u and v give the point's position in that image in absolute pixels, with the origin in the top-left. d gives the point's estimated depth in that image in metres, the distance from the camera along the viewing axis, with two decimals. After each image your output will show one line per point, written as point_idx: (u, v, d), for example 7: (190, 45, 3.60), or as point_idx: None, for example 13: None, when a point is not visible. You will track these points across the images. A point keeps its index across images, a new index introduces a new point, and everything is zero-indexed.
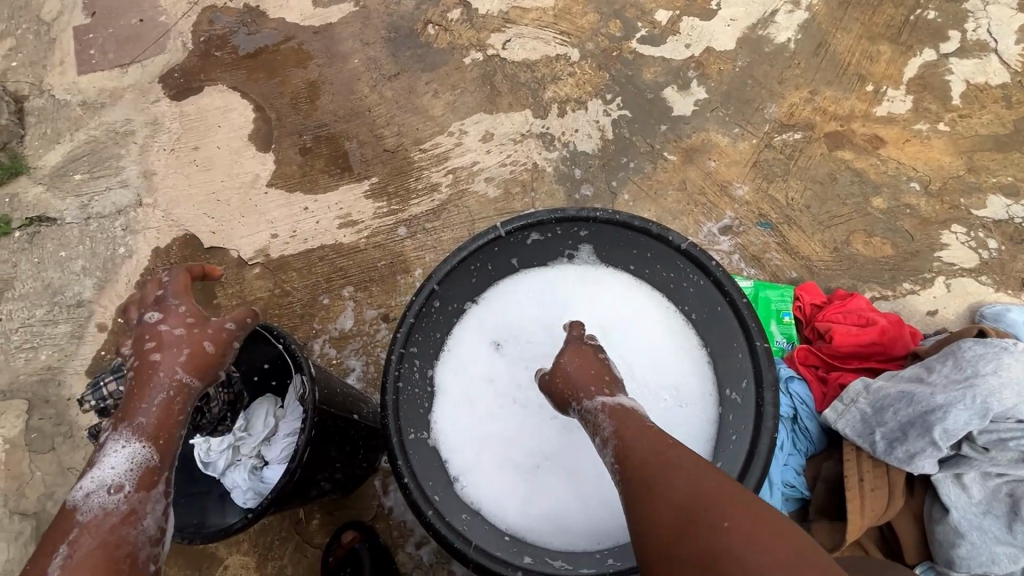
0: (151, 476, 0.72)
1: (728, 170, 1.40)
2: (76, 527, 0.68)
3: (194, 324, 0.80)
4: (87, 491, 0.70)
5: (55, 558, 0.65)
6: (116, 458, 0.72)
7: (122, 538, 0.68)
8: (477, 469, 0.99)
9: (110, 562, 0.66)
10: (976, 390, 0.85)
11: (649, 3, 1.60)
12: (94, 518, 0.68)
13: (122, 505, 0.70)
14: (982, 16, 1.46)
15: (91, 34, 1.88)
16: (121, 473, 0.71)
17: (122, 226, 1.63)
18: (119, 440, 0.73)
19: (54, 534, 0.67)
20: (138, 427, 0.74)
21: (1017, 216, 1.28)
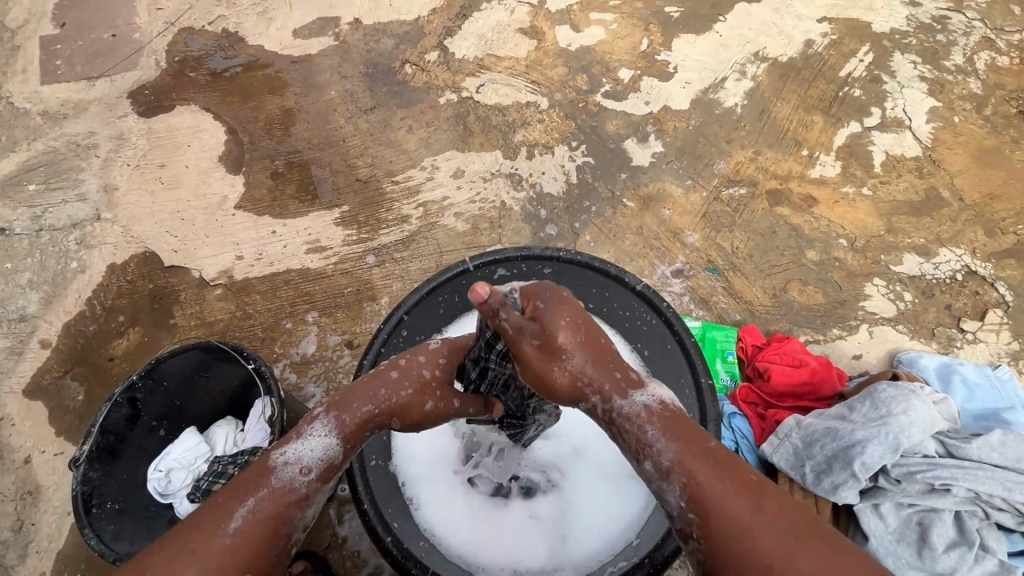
0: (329, 473, 0.71)
1: (680, 218, 1.52)
2: (267, 484, 0.67)
3: (420, 361, 0.80)
4: (288, 457, 0.70)
5: (241, 507, 0.64)
6: (319, 440, 0.72)
7: (287, 519, 0.66)
8: (441, 500, 0.99)
9: (268, 543, 0.64)
10: (888, 427, 0.95)
11: (613, 61, 1.75)
12: (281, 488, 0.67)
13: (304, 489, 0.69)
14: (899, 96, 1.67)
15: (59, 45, 1.87)
16: (314, 455, 0.71)
17: (76, 240, 1.58)
18: (324, 424, 0.73)
19: (248, 480, 0.67)
20: (342, 422, 0.74)
21: (928, 273, 1.44)
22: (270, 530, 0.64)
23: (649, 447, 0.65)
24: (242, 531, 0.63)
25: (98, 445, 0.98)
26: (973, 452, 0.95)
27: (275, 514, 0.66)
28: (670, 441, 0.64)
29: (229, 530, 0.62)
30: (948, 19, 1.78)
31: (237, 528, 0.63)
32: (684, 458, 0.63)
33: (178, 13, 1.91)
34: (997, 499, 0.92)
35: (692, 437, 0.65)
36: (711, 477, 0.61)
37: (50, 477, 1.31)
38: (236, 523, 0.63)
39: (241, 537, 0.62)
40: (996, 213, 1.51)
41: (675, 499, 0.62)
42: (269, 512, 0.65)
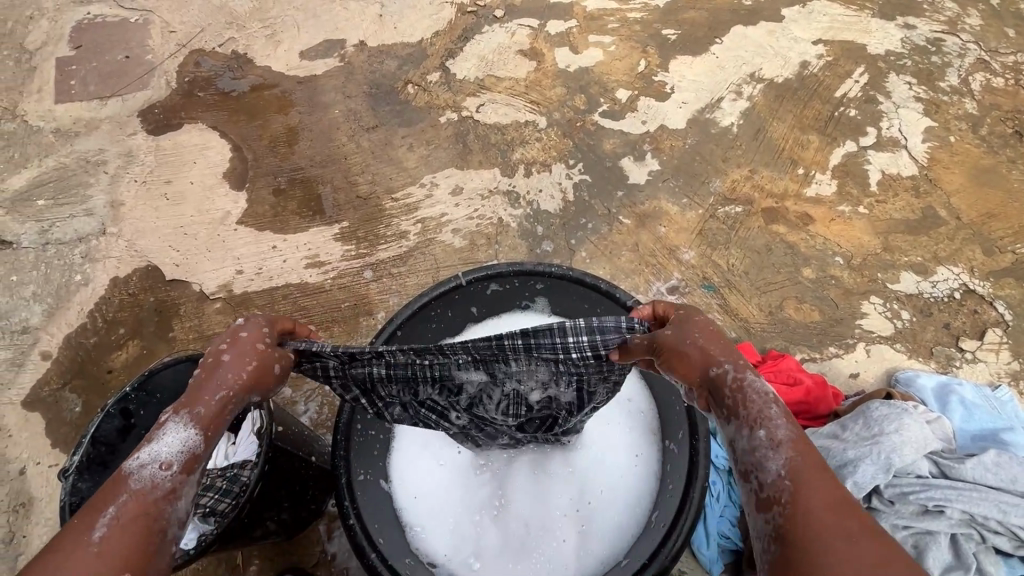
0: (196, 461, 0.65)
1: (676, 236, 1.53)
2: (126, 490, 0.61)
3: (244, 342, 0.74)
4: (143, 460, 0.63)
5: (102, 516, 0.59)
6: (179, 435, 0.65)
7: (159, 517, 0.61)
8: (439, 523, 0.99)
9: (144, 538, 0.59)
10: (879, 446, 0.93)
11: (611, 82, 1.78)
12: (143, 488, 0.62)
13: (169, 481, 0.63)
14: (895, 117, 1.68)
15: (74, 66, 1.93)
16: (173, 450, 0.65)
17: (81, 253, 1.61)
18: (176, 420, 0.67)
19: (106, 492, 0.61)
20: (196, 414, 0.67)
21: (926, 292, 1.43)
22: (145, 531, 0.60)
23: (769, 419, 0.63)
24: (110, 538, 0.58)
25: (88, 456, 0.99)
26: (967, 473, 0.93)
27: (145, 517, 0.60)
28: (792, 439, 0.61)
29: (94, 538, 0.57)
30: (943, 41, 1.81)
31: (104, 535, 0.58)
32: (799, 463, 0.59)
33: (190, 36, 1.97)
34: (993, 522, 0.90)
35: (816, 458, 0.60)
36: (819, 474, 0.58)
37: (45, 489, 1.31)
38: (102, 531, 0.58)
39: (109, 546, 0.57)
40: (993, 232, 1.50)
41: (773, 467, 0.59)
42: (139, 514, 0.60)
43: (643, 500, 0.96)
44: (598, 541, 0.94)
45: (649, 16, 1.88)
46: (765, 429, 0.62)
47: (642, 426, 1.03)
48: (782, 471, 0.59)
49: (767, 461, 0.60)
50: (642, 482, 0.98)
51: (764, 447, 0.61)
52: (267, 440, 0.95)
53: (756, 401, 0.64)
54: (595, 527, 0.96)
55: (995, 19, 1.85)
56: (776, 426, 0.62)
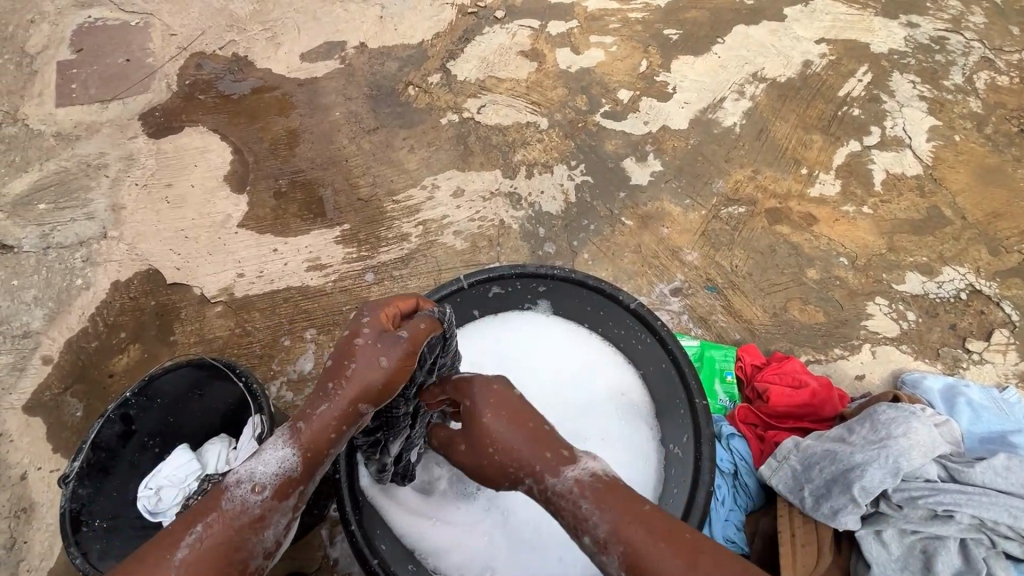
0: (288, 486, 0.65)
1: (679, 237, 1.52)
2: (217, 510, 0.62)
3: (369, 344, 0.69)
4: (242, 475, 0.65)
5: (188, 535, 0.60)
6: (277, 457, 0.65)
7: (241, 544, 0.62)
8: (438, 524, 0.93)
9: (224, 566, 0.60)
10: (887, 450, 0.93)
11: (613, 82, 1.77)
12: (232, 509, 0.63)
13: (257, 508, 0.63)
14: (899, 116, 1.67)
15: (75, 69, 1.93)
16: (269, 474, 0.65)
17: (82, 257, 1.61)
18: (277, 437, 0.67)
19: (204, 505, 0.63)
20: (297, 430, 0.67)
21: (932, 292, 1.42)
22: (223, 558, 0.60)
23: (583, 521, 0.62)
24: (186, 566, 0.58)
25: (89, 462, 0.98)
26: (976, 476, 0.92)
27: (227, 542, 0.61)
28: (603, 511, 0.61)
29: (176, 560, 0.58)
30: (946, 39, 1.79)
31: (185, 558, 0.59)
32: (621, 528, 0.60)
33: (191, 39, 1.97)
34: (1004, 526, 0.88)
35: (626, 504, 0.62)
36: (642, 532, 0.59)
37: (46, 494, 1.31)
38: (184, 551, 0.59)
39: (188, 570, 0.58)
40: (999, 232, 1.49)
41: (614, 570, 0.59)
42: (219, 540, 0.61)
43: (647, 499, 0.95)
44: None
45: (650, 16, 1.87)
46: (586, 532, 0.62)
47: (641, 426, 1.01)
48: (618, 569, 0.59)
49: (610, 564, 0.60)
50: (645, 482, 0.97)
51: (595, 554, 0.61)
52: None
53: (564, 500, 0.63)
54: None
55: (1000, 17, 1.84)
56: (594, 524, 0.61)
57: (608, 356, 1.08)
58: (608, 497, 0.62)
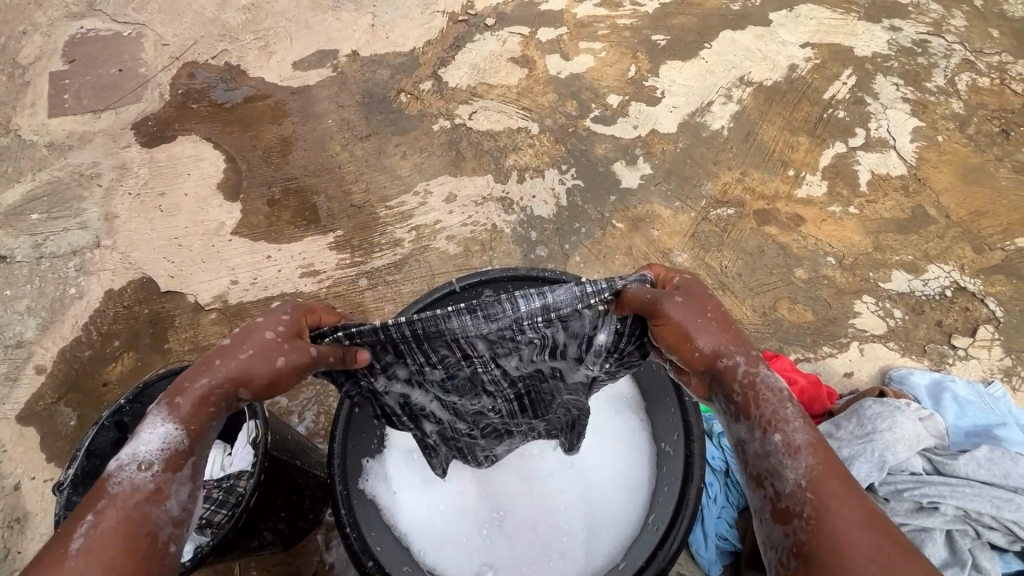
0: (181, 458, 0.63)
1: (669, 239, 1.54)
2: (106, 496, 0.60)
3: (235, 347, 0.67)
4: (127, 459, 0.62)
5: (81, 526, 0.58)
6: (160, 431, 0.63)
7: (144, 519, 0.59)
8: (440, 525, 0.98)
9: (129, 542, 0.58)
10: (873, 444, 0.94)
11: (602, 88, 1.79)
12: (123, 493, 0.60)
13: (151, 483, 0.61)
14: (883, 117, 1.70)
15: (68, 80, 1.94)
16: (156, 451, 0.62)
17: (76, 266, 1.61)
18: (158, 414, 0.64)
19: (92, 498, 0.60)
20: (177, 407, 0.64)
21: (918, 290, 1.44)
22: (126, 536, 0.58)
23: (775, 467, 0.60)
24: (89, 550, 0.56)
25: (83, 470, 0.98)
26: (960, 469, 0.94)
27: (127, 522, 0.59)
28: (808, 469, 0.59)
29: (72, 551, 0.56)
30: (929, 42, 1.83)
31: (81, 548, 0.56)
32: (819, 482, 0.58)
33: (183, 48, 1.98)
34: (988, 517, 0.90)
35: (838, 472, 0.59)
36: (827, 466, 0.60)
37: (39, 504, 1.31)
38: (79, 541, 0.57)
39: (89, 555, 0.56)
40: (983, 230, 1.52)
41: (791, 475, 0.59)
42: (121, 519, 0.59)
43: (639, 504, 0.95)
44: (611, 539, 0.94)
45: (638, 22, 1.90)
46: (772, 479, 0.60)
47: (630, 414, 1.05)
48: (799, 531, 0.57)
49: (784, 470, 0.60)
50: (638, 487, 0.97)
51: (780, 454, 0.60)
52: (264, 447, 0.94)
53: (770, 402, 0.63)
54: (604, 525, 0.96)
55: (980, 20, 1.88)
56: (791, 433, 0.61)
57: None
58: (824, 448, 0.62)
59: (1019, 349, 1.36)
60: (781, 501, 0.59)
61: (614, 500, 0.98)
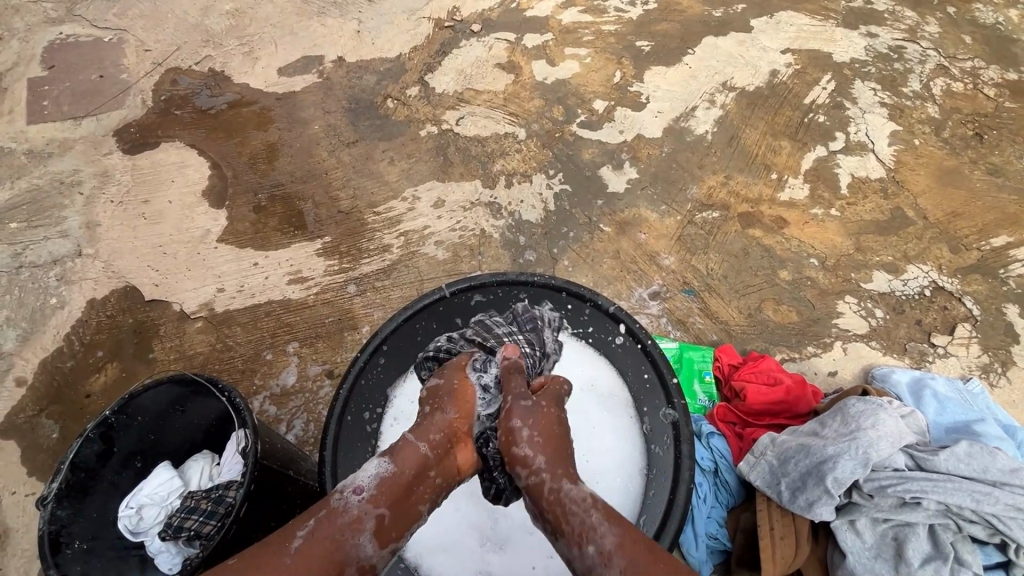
0: (392, 491, 0.73)
1: (656, 242, 1.56)
2: (327, 508, 0.71)
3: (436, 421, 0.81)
4: (348, 489, 0.73)
5: (301, 529, 0.69)
6: (377, 467, 0.75)
7: (341, 545, 0.68)
8: (433, 532, 0.97)
9: (326, 563, 0.66)
10: (857, 442, 0.96)
11: (588, 93, 1.81)
12: (338, 512, 0.71)
13: (356, 511, 0.71)
14: (861, 122, 1.74)
15: (46, 86, 1.90)
16: (369, 481, 0.73)
17: (57, 276, 1.58)
18: (381, 456, 0.77)
19: (318, 508, 0.72)
20: (398, 451, 0.77)
21: (898, 290, 1.47)
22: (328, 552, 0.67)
23: (593, 529, 0.68)
24: (302, 553, 0.66)
25: (67, 483, 0.96)
26: (941, 464, 0.96)
27: (329, 542, 0.68)
28: (611, 524, 0.69)
29: (292, 549, 0.66)
30: (904, 49, 1.88)
31: (298, 549, 0.67)
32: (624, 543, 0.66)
33: (166, 54, 1.97)
34: (968, 511, 0.92)
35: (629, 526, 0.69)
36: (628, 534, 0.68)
37: (20, 519, 1.28)
38: (299, 541, 0.67)
39: (302, 556, 0.66)
40: (959, 231, 1.56)
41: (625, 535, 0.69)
42: (326, 535, 0.68)
43: (631, 499, 0.98)
44: None
45: (623, 28, 1.93)
46: (593, 542, 0.68)
47: (618, 413, 1.06)
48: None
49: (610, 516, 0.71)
50: (629, 482, 0.99)
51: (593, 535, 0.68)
52: (254, 456, 0.93)
53: (577, 513, 0.70)
54: None
55: (953, 26, 1.93)
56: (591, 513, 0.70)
57: (591, 364, 1.10)
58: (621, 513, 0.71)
59: (996, 346, 1.40)
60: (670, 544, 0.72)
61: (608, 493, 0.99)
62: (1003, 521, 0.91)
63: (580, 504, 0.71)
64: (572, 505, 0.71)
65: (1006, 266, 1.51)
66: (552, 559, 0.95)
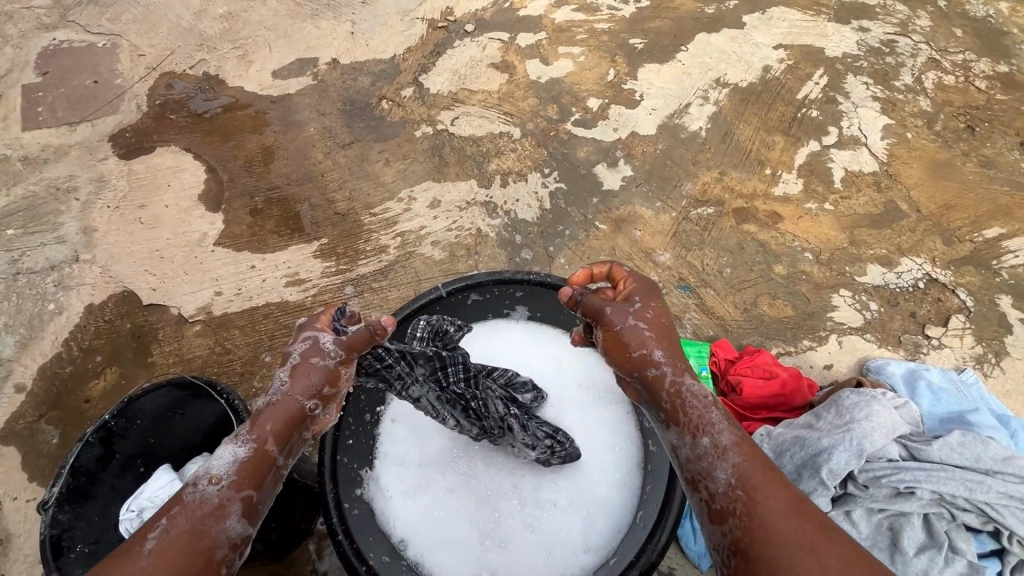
0: (254, 473, 0.64)
1: (652, 239, 1.57)
2: (180, 504, 0.61)
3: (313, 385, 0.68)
4: (198, 476, 0.63)
5: (150, 532, 0.59)
6: (232, 452, 0.64)
7: (205, 535, 0.59)
8: (432, 529, 0.97)
9: (191, 560, 0.58)
10: (851, 433, 0.97)
11: (582, 91, 1.82)
12: (193, 502, 0.61)
13: (216, 498, 0.61)
14: (854, 116, 1.75)
15: (41, 92, 1.90)
16: (225, 465, 0.63)
17: (54, 281, 1.59)
18: (235, 434, 0.65)
19: (167, 507, 0.61)
20: (252, 429, 0.66)
21: (891, 283, 1.48)
22: (188, 548, 0.58)
23: (710, 425, 0.64)
24: (157, 553, 0.57)
25: (68, 487, 0.97)
26: (934, 453, 0.97)
27: (191, 536, 0.59)
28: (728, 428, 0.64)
29: (144, 552, 0.57)
30: (895, 43, 1.89)
31: (152, 551, 0.57)
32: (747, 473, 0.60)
33: (160, 59, 1.97)
34: (961, 499, 0.93)
35: (760, 459, 0.62)
36: (765, 478, 0.60)
37: (21, 525, 1.28)
38: (150, 544, 0.58)
39: (159, 558, 0.56)
40: (952, 223, 1.57)
41: (721, 476, 0.61)
42: (183, 531, 0.59)
43: (630, 492, 0.98)
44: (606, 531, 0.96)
45: (616, 27, 1.93)
46: (707, 436, 0.63)
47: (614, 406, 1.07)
48: (729, 478, 0.60)
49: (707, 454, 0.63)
50: (629, 475, 1.00)
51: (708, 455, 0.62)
52: None
53: (696, 408, 0.65)
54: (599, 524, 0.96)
55: (944, 20, 1.94)
56: (716, 438, 0.63)
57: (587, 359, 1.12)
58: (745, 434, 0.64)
59: (990, 337, 1.41)
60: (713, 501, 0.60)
61: (607, 489, 0.99)
62: (995, 509, 0.92)
63: (701, 401, 0.65)
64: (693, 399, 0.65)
65: (999, 258, 1.52)
66: (551, 554, 0.95)
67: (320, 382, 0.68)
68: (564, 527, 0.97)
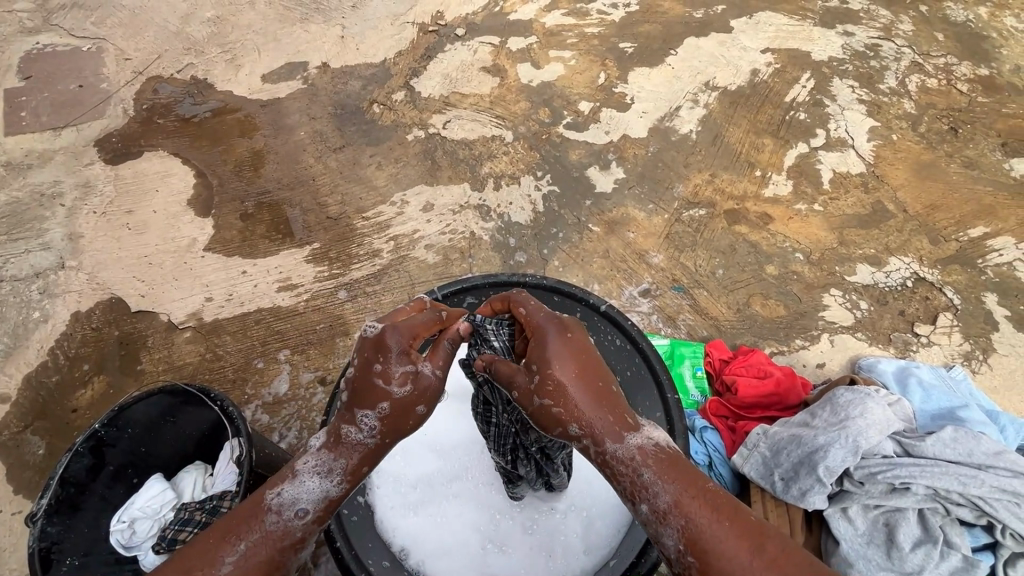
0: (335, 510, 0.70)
1: (645, 240, 1.58)
2: (261, 531, 0.66)
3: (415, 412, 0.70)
4: (281, 498, 0.68)
5: (233, 548, 0.65)
6: (321, 484, 0.69)
7: (280, 562, 0.66)
8: (434, 536, 0.97)
9: None
10: (847, 430, 0.99)
11: (573, 95, 1.83)
12: (275, 530, 0.66)
13: (300, 532, 0.67)
14: (841, 118, 1.78)
15: (24, 97, 1.87)
16: (313, 500, 0.68)
17: (39, 289, 1.56)
18: (321, 461, 0.70)
19: (248, 523, 0.66)
20: (342, 461, 0.70)
21: (881, 282, 1.51)
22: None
23: (646, 489, 0.64)
24: None
25: (57, 498, 0.95)
26: (928, 449, 0.99)
27: (269, 561, 0.65)
28: (666, 483, 0.64)
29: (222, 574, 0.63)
30: (879, 46, 1.93)
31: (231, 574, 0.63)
32: (683, 502, 0.62)
33: (147, 63, 1.95)
34: (955, 494, 0.95)
35: (688, 479, 0.65)
36: (705, 517, 0.61)
37: (7, 538, 1.25)
38: (230, 566, 0.63)
39: None
40: (938, 222, 1.59)
41: (670, 541, 0.62)
42: (262, 559, 0.65)
43: None
44: (605, 531, 0.96)
45: (606, 31, 1.95)
46: (645, 501, 0.64)
47: None
48: (677, 542, 0.61)
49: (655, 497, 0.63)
50: None
51: (652, 522, 0.63)
52: (249, 464, 0.94)
53: (626, 473, 0.65)
54: (600, 526, 0.97)
55: (926, 24, 1.98)
56: (655, 495, 0.63)
57: None
58: (674, 465, 0.65)
59: (977, 334, 1.44)
60: (673, 564, 0.62)
61: (606, 489, 1.00)
62: (988, 503, 0.93)
63: (626, 463, 0.65)
64: (619, 466, 0.65)
65: (984, 256, 1.55)
66: (552, 556, 0.96)
67: (421, 413, 0.71)
68: (564, 529, 0.98)
